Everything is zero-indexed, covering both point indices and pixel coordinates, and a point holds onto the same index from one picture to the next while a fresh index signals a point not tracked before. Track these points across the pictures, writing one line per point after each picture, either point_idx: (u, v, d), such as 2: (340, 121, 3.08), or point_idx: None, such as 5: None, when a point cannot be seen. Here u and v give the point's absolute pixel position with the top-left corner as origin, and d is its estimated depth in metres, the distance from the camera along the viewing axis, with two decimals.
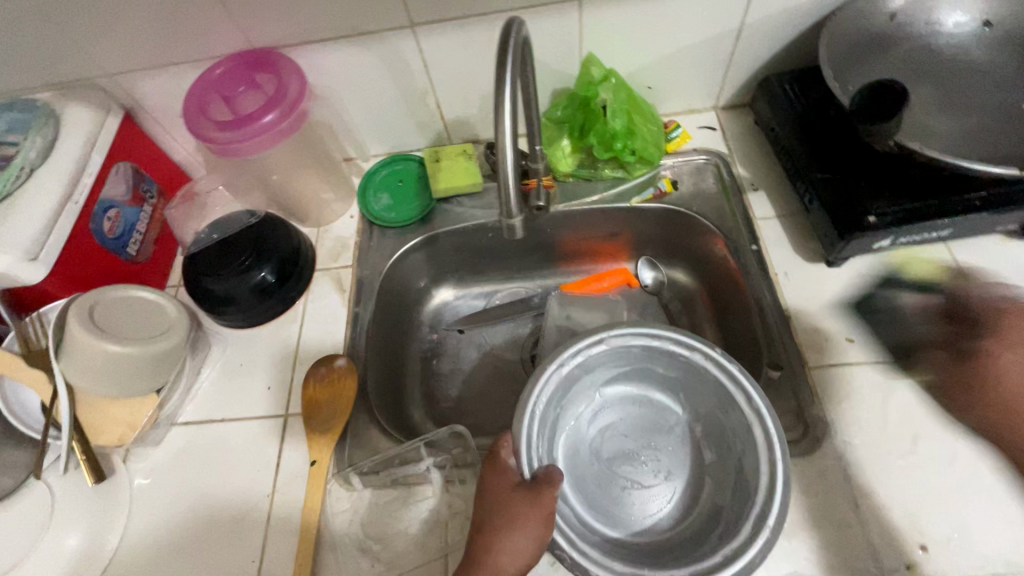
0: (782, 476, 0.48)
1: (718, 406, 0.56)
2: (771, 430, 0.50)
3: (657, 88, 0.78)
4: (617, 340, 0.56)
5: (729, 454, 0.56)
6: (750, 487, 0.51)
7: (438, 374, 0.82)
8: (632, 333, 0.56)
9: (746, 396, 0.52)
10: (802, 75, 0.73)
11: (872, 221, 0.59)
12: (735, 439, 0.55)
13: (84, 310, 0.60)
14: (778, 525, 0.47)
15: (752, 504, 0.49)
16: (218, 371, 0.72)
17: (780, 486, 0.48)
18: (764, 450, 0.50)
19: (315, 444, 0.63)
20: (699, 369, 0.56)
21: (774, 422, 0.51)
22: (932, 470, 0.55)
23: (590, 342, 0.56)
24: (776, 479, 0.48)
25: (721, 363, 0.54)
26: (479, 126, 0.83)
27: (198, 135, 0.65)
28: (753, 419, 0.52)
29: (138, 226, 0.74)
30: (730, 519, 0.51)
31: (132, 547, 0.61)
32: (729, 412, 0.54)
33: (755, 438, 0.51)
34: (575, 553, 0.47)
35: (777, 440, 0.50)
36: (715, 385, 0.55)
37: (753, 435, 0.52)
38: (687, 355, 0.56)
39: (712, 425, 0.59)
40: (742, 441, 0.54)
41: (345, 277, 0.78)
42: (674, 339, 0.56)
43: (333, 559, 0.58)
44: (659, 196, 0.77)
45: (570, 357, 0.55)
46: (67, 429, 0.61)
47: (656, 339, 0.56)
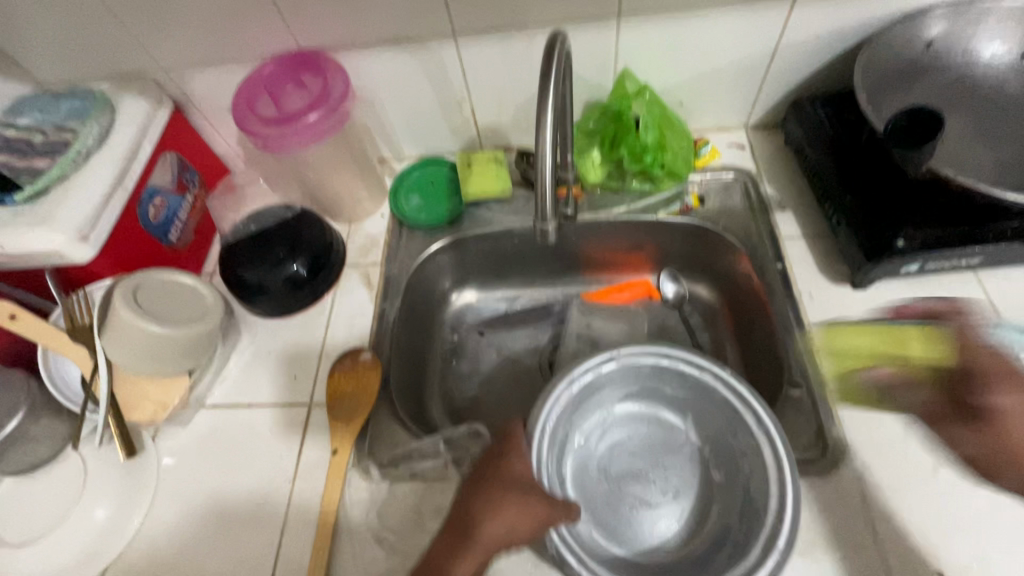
0: (790, 499, 0.49)
1: (728, 426, 0.57)
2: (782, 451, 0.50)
3: (688, 104, 0.79)
4: (628, 358, 0.57)
5: (739, 476, 0.56)
6: (760, 506, 0.51)
7: (457, 374, 0.83)
8: (642, 351, 0.57)
9: (755, 415, 0.53)
10: (833, 97, 0.74)
11: (900, 245, 0.60)
12: (744, 459, 0.55)
13: (129, 289, 0.63)
14: (789, 547, 0.47)
15: (762, 524, 0.50)
16: (247, 357, 0.74)
17: (789, 509, 0.48)
18: (773, 471, 0.51)
19: (337, 434, 0.65)
20: (708, 389, 0.56)
21: (784, 445, 0.51)
22: (956, 499, 0.54)
23: (601, 360, 0.57)
24: (785, 502, 0.49)
25: (731, 382, 0.55)
26: (510, 133, 0.85)
27: (246, 130, 0.68)
28: (763, 441, 0.52)
29: (181, 214, 0.77)
30: (739, 541, 0.52)
31: (160, 519, 0.64)
32: (738, 433, 0.55)
33: (765, 459, 0.52)
34: (585, 573, 0.48)
35: (785, 462, 0.50)
36: (725, 406, 0.55)
37: (763, 456, 0.52)
38: (697, 375, 0.56)
39: (722, 446, 0.59)
40: (752, 461, 0.54)
41: (373, 274, 0.80)
42: (682, 358, 0.57)
43: (349, 547, 0.59)
44: (685, 211, 0.78)
45: (581, 374, 0.56)
46: (104, 404, 0.64)
47: (666, 357, 0.57)
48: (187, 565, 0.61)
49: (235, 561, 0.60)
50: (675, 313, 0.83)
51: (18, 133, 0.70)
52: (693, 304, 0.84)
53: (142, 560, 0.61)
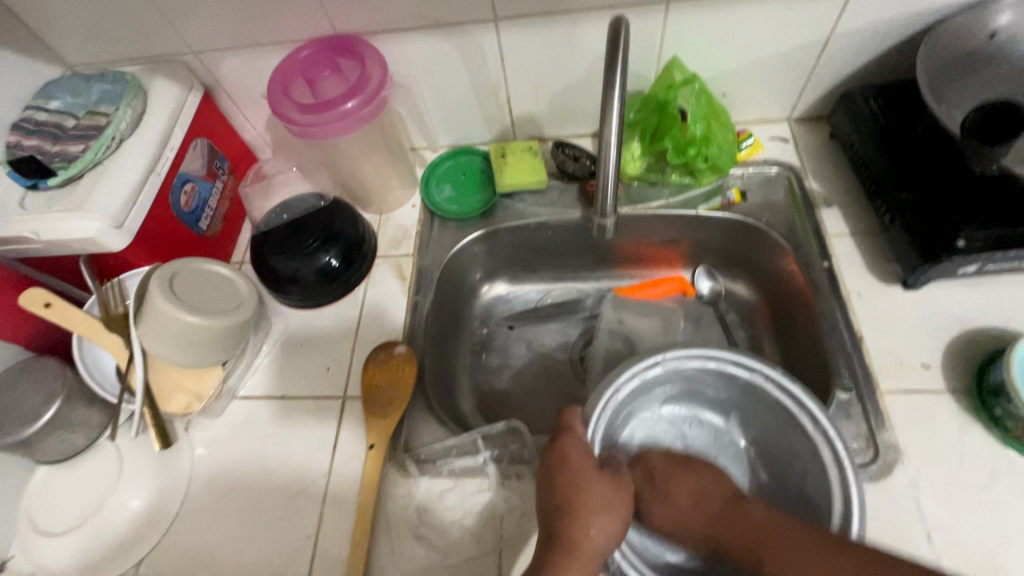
0: (858, 507, 0.47)
1: (777, 428, 0.55)
2: (842, 453, 0.49)
3: (732, 95, 0.77)
4: (674, 362, 0.54)
5: (790, 480, 0.56)
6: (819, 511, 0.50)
7: (487, 368, 0.82)
8: (687, 355, 0.54)
9: (813, 419, 0.51)
10: (887, 89, 0.71)
11: (961, 245, 0.58)
12: (796, 462, 0.54)
13: (165, 279, 0.62)
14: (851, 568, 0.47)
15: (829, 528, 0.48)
16: (279, 347, 0.73)
17: (858, 515, 0.46)
18: (836, 476, 0.49)
19: (373, 427, 0.64)
20: (759, 392, 0.54)
21: (845, 449, 0.49)
22: (1014, 506, 0.53)
23: (646, 365, 0.54)
24: (853, 508, 0.47)
25: (783, 384, 0.53)
26: (546, 123, 0.83)
27: (281, 117, 0.66)
28: (822, 444, 0.50)
29: (210, 201, 0.77)
30: None
31: (196, 510, 0.63)
32: (792, 434, 0.53)
33: (824, 464, 0.50)
34: None
35: (848, 465, 0.49)
36: (778, 408, 0.54)
37: (820, 458, 0.51)
38: (749, 377, 0.54)
39: (770, 445, 0.58)
40: (806, 464, 0.53)
41: (406, 266, 0.78)
42: (732, 360, 0.54)
43: (388, 542, 0.59)
44: (726, 206, 0.76)
45: (627, 382, 0.53)
46: (140, 395, 0.63)
47: (713, 360, 0.55)
48: (223, 558, 0.60)
49: (272, 554, 0.60)
50: (709, 309, 0.81)
51: (49, 116, 0.69)
52: (729, 301, 0.82)
53: (178, 551, 0.61)
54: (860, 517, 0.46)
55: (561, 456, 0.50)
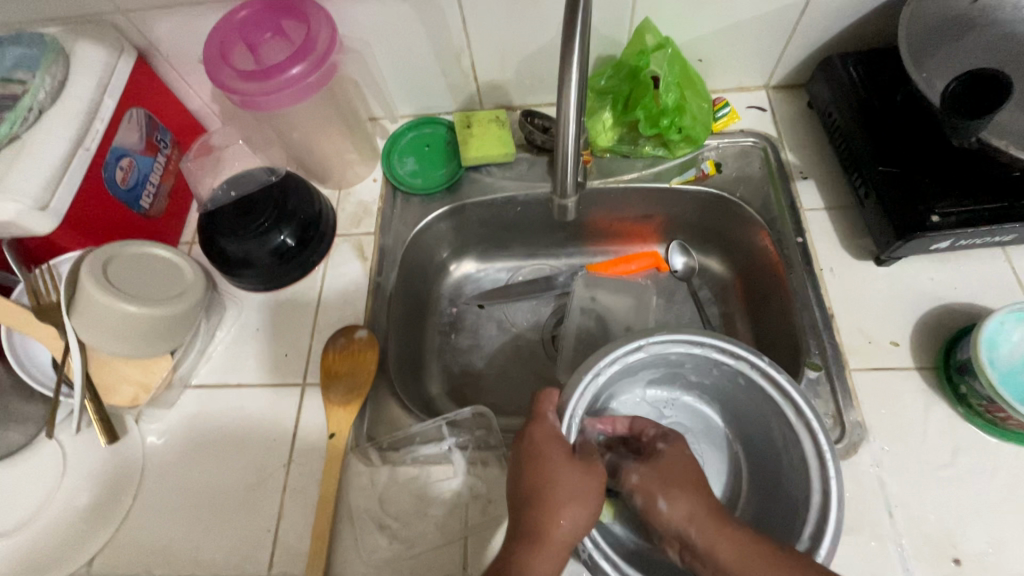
0: (836, 495, 0.45)
1: (760, 416, 0.54)
2: (824, 445, 0.47)
3: (708, 61, 0.73)
4: (658, 348, 0.52)
5: (770, 466, 0.54)
6: (799, 502, 0.48)
7: (457, 349, 0.79)
8: (672, 340, 0.51)
9: (796, 409, 0.49)
10: (868, 55, 0.68)
11: (934, 221, 0.56)
12: (782, 455, 0.52)
13: (97, 266, 0.58)
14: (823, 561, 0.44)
15: (804, 524, 0.46)
16: (233, 334, 0.70)
17: (835, 503, 0.45)
18: (815, 466, 0.47)
19: (334, 416, 0.61)
20: (743, 379, 0.52)
21: (826, 438, 0.47)
22: (973, 483, 0.53)
23: (628, 351, 0.51)
24: (830, 497, 0.45)
25: (769, 373, 0.50)
26: (514, 91, 0.78)
27: (220, 85, 0.60)
28: (804, 434, 0.48)
29: (152, 176, 0.71)
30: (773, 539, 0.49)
31: (147, 506, 0.60)
32: (774, 422, 0.52)
33: (803, 451, 0.48)
34: None
35: (829, 455, 0.47)
36: (760, 396, 0.52)
37: (802, 449, 0.48)
38: (732, 364, 0.52)
39: (753, 433, 0.56)
40: (788, 455, 0.51)
41: (367, 245, 0.74)
42: (717, 347, 0.51)
43: (350, 534, 0.57)
44: (701, 178, 0.73)
45: (606, 367, 0.51)
46: (79, 388, 0.59)
47: (698, 346, 0.52)
48: (178, 554, 0.58)
49: (230, 548, 0.58)
50: (683, 285, 0.79)
51: None
52: (703, 277, 0.80)
53: (131, 548, 0.58)
54: (836, 511, 0.44)
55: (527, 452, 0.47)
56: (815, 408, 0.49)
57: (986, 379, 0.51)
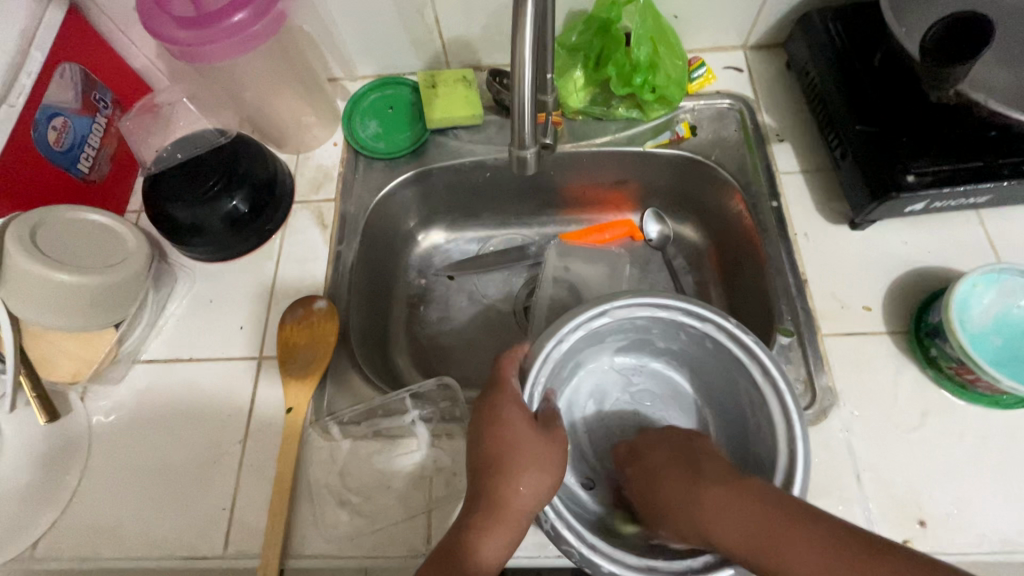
0: (804, 455, 0.45)
1: (727, 380, 0.52)
2: (789, 403, 0.46)
3: (683, 17, 0.70)
4: (623, 313, 0.50)
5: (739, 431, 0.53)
6: (764, 461, 0.47)
7: (424, 321, 0.77)
8: (638, 304, 0.50)
9: (764, 370, 0.48)
10: (848, 9, 0.65)
11: (910, 181, 0.55)
12: (749, 418, 0.51)
13: (25, 232, 0.54)
14: None
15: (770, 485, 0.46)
16: (185, 306, 0.66)
17: (804, 464, 0.44)
18: (782, 425, 0.46)
19: (292, 390, 0.59)
20: (710, 342, 0.51)
21: (792, 399, 0.46)
22: (940, 446, 0.53)
23: (593, 316, 0.49)
24: (798, 459, 0.44)
25: (735, 335, 0.49)
26: (481, 49, 0.74)
27: (155, 33, 0.56)
28: (769, 393, 0.47)
29: (90, 139, 0.66)
30: None
31: (94, 485, 0.57)
32: (740, 384, 0.50)
33: (769, 411, 0.47)
34: (584, 549, 0.42)
35: (797, 417, 0.46)
36: (727, 358, 0.50)
37: (767, 409, 0.48)
38: (698, 327, 0.50)
39: (721, 398, 0.55)
40: (754, 416, 0.50)
41: (327, 212, 0.70)
42: (683, 310, 0.50)
43: (310, 509, 0.55)
44: (676, 141, 0.71)
45: (571, 333, 0.48)
46: (12, 362, 0.55)
47: (664, 310, 0.50)
48: (128, 535, 0.55)
49: (183, 528, 0.55)
50: (658, 254, 0.77)
51: None
52: (678, 246, 0.78)
53: (77, 531, 0.55)
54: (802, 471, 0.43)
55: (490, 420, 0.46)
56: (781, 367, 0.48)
57: (956, 341, 0.50)
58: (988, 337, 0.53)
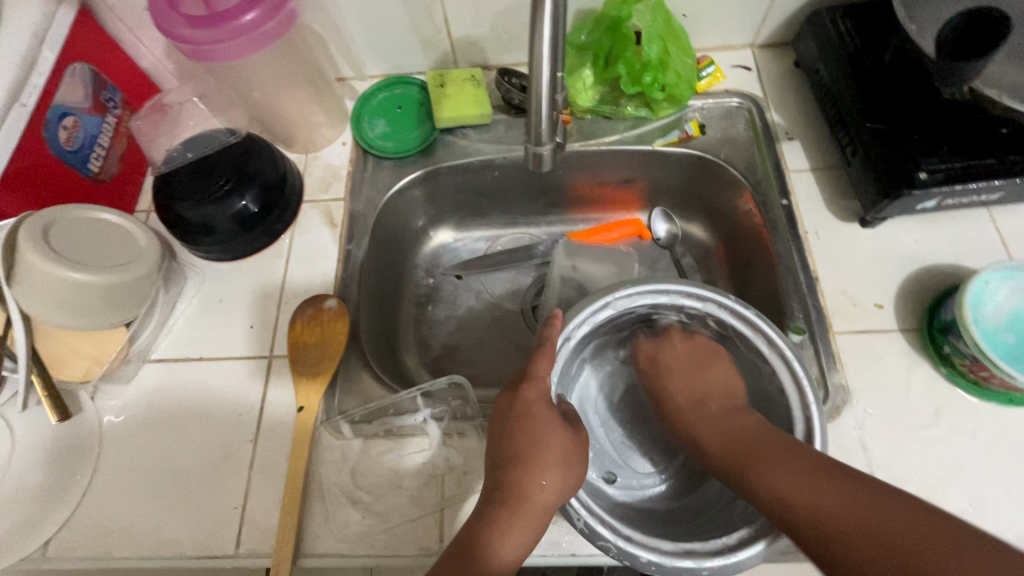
0: (817, 422, 0.45)
1: (733, 355, 0.53)
2: (801, 373, 0.46)
3: (692, 16, 0.70)
4: (623, 303, 0.49)
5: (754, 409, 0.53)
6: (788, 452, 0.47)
7: (433, 320, 0.76)
8: (638, 292, 0.49)
9: (768, 340, 0.48)
10: (857, 8, 0.65)
11: (922, 178, 0.55)
12: (764, 394, 0.51)
13: (38, 230, 0.54)
14: None
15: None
16: (194, 306, 0.66)
17: (819, 432, 0.45)
18: (796, 396, 0.46)
19: (303, 389, 0.59)
20: (713, 320, 0.51)
21: (803, 369, 0.47)
22: (954, 443, 0.53)
23: (594, 309, 0.48)
24: (813, 428, 0.45)
25: (737, 310, 0.49)
26: (489, 49, 0.74)
27: (166, 32, 0.56)
28: (780, 366, 0.47)
29: (100, 138, 0.66)
30: None
31: (105, 485, 0.57)
32: (748, 357, 0.51)
33: (781, 383, 0.48)
34: (621, 541, 0.42)
35: (808, 386, 0.46)
36: (732, 334, 0.50)
37: (780, 381, 0.48)
38: (699, 307, 0.50)
39: None
40: (767, 388, 0.50)
41: (336, 211, 0.70)
42: (683, 292, 0.49)
43: (321, 508, 0.55)
44: (684, 140, 0.71)
45: (576, 330, 0.48)
46: (23, 361, 0.55)
47: (664, 294, 0.49)
48: (139, 535, 0.55)
49: (194, 528, 0.55)
50: (666, 253, 0.77)
51: None
52: (686, 245, 0.78)
53: (88, 530, 0.55)
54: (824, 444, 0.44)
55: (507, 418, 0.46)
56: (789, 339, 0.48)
57: (970, 338, 0.50)
58: (1004, 334, 0.53)
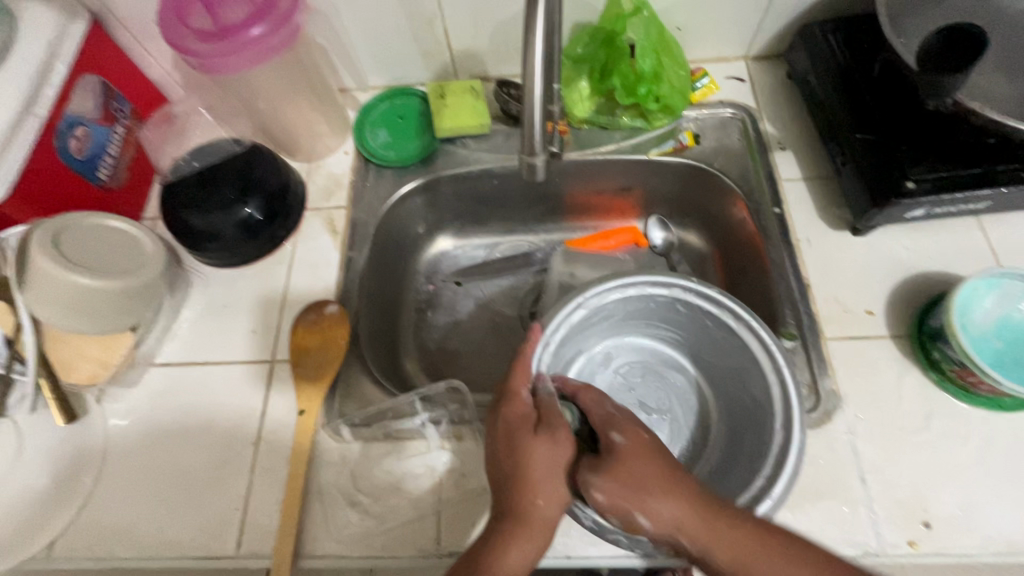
0: (792, 385, 0.49)
1: (705, 334, 0.56)
2: (767, 342, 0.50)
3: (687, 29, 0.72)
4: (594, 300, 0.53)
5: (734, 385, 0.56)
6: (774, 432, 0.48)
7: (432, 326, 0.78)
8: (605, 288, 0.53)
9: (732, 315, 0.52)
10: (847, 21, 0.67)
11: (910, 187, 0.56)
12: (740, 370, 0.54)
13: (50, 237, 0.55)
14: (800, 445, 0.46)
15: (772, 443, 0.48)
16: (199, 311, 0.67)
17: (794, 395, 0.48)
18: (766, 364, 0.50)
19: (304, 392, 0.60)
20: (680, 303, 0.54)
21: (767, 338, 0.50)
22: (944, 448, 0.53)
23: (568, 311, 0.52)
24: (789, 392, 0.49)
25: (700, 290, 0.53)
26: (488, 60, 0.76)
27: (174, 45, 0.58)
28: (748, 338, 0.51)
29: (110, 147, 0.68)
30: (754, 447, 0.51)
31: (109, 486, 0.58)
32: (717, 333, 0.54)
33: (753, 355, 0.51)
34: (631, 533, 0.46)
35: (777, 352, 0.50)
36: (700, 314, 0.54)
37: (752, 353, 0.51)
38: (666, 293, 0.54)
39: (709, 358, 0.59)
40: (741, 361, 0.53)
41: (338, 219, 0.72)
42: (647, 281, 0.53)
43: (321, 510, 0.56)
44: (679, 149, 0.72)
45: (553, 334, 0.51)
46: (34, 364, 0.58)
47: (629, 286, 0.53)
48: (142, 536, 0.56)
49: (196, 529, 0.56)
50: (662, 260, 0.77)
51: None
52: (683, 251, 0.79)
53: (92, 531, 0.57)
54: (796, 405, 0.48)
55: (503, 421, 0.46)
56: (750, 310, 0.52)
57: (958, 344, 0.51)
58: (992, 339, 0.54)
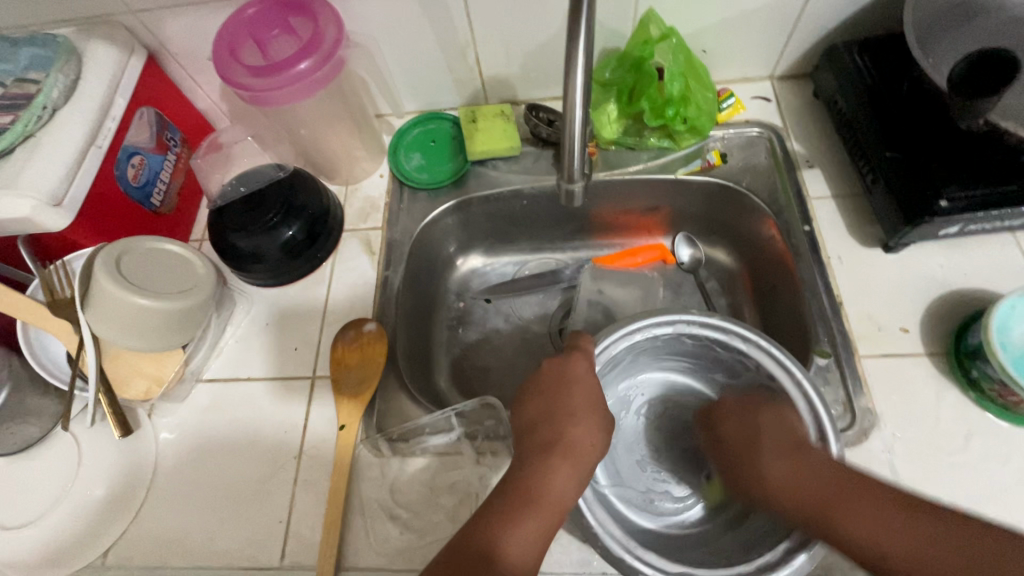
0: (815, 395, 0.49)
1: (715, 357, 0.57)
2: (781, 357, 0.51)
3: (712, 52, 0.73)
4: (606, 353, 0.53)
5: None
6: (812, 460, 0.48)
7: (465, 343, 0.79)
8: (613, 340, 0.53)
9: (740, 337, 0.52)
10: (873, 41, 0.68)
11: (944, 206, 0.56)
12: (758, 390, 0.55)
13: (111, 259, 0.59)
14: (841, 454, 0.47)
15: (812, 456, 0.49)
16: (243, 329, 0.70)
17: (821, 406, 0.49)
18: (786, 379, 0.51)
19: (344, 408, 0.62)
20: (685, 335, 0.55)
21: (779, 349, 0.51)
22: (988, 468, 0.53)
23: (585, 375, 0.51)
24: (816, 406, 0.49)
25: (703, 321, 0.53)
26: (518, 85, 0.79)
27: (229, 81, 0.61)
28: (761, 356, 0.52)
29: (162, 174, 0.72)
30: None
31: (160, 497, 0.61)
32: (728, 355, 0.55)
33: (769, 371, 0.52)
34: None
35: (790, 363, 0.51)
36: (706, 340, 0.55)
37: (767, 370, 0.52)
38: (671, 330, 0.54)
39: (723, 380, 0.60)
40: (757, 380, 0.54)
41: (374, 239, 0.75)
42: (652, 324, 0.53)
43: (362, 524, 0.57)
44: (707, 168, 0.73)
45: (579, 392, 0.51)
46: (94, 381, 0.61)
47: (636, 331, 0.53)
48: (192, 545, 0.58)
49: (242, 541, 0.58)
50: (690, 277, 0.78)
51: None
52: (710, 268, 0.80)
53: (144, 541, 0.59)
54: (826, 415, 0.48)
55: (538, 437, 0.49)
56: (756, 329, 0.52)
57: (998, 362, 0.51)
58: None
